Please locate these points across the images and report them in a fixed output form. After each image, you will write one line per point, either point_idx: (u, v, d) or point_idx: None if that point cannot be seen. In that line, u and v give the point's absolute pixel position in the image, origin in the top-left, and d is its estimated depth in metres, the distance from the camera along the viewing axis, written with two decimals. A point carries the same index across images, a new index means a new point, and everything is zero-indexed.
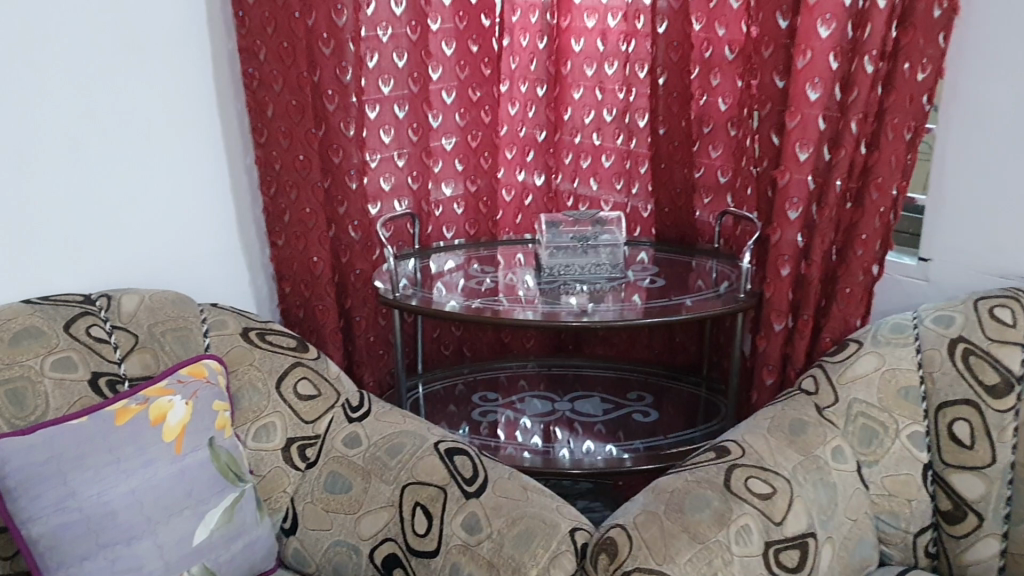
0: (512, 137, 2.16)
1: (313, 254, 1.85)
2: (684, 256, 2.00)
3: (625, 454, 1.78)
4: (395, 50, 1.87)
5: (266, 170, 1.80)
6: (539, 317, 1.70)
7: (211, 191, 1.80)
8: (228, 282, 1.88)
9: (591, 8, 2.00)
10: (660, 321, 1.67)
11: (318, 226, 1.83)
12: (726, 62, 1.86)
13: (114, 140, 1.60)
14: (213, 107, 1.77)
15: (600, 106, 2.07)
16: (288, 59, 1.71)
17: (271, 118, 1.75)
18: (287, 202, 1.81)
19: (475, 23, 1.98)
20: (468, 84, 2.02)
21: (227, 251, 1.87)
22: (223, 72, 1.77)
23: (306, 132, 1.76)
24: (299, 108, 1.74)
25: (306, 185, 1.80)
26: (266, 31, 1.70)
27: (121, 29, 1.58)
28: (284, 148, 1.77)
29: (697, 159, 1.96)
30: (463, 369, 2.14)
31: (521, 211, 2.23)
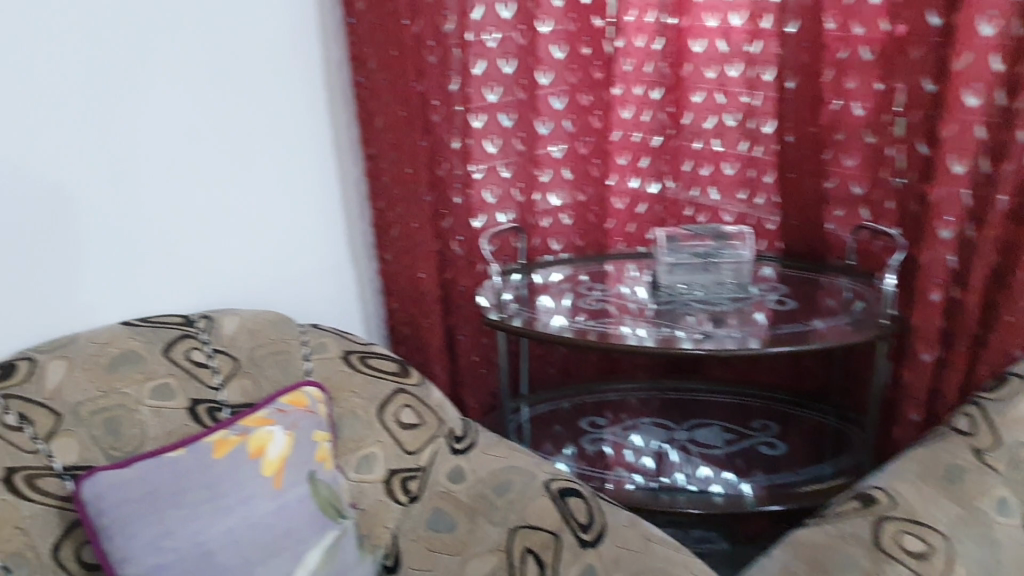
0: (624, 144, 2.01)
1: (420, 271, 1.77)
2: (812, 275, 1.86)
3: (745, 486, 1.66)
4: (503, 54, 1.67)
5: (375, 182, 1.76)
6: (655, 344, 1.56)
7: (317, 205, 1.73)
8: (337, 298, 1.82)
9: (713, 8, 1.85)
10: (791, 350, 1.52)
11: (427, 241, 1.74)
12: (863, 63, 1.69)
13: (220, 153, 1.55)
14: (322, 117, 1.71)
15: (721, 110, 1.91)
16: (397, 67, 1.66)
17: (381, 130, 1.71)
18: (394, 216, 1.76)
19: (587, 24, 1.87)
20: (580, 88, 1.92)
21: (333, 267, 1.80)
22: (333, 82, 1.71)
23: (415, 144, 1.69)
24: (408, 120, 1.68)
25: (412, 201, 1.73)
26: (375, 39, 1.66)
27: (228, 39, 1.53)
28: (392, 161, 1.72)
29: (829, 169, 1.79)
30: (570, 390, 2.03)
31: (633, 219, 2.08)
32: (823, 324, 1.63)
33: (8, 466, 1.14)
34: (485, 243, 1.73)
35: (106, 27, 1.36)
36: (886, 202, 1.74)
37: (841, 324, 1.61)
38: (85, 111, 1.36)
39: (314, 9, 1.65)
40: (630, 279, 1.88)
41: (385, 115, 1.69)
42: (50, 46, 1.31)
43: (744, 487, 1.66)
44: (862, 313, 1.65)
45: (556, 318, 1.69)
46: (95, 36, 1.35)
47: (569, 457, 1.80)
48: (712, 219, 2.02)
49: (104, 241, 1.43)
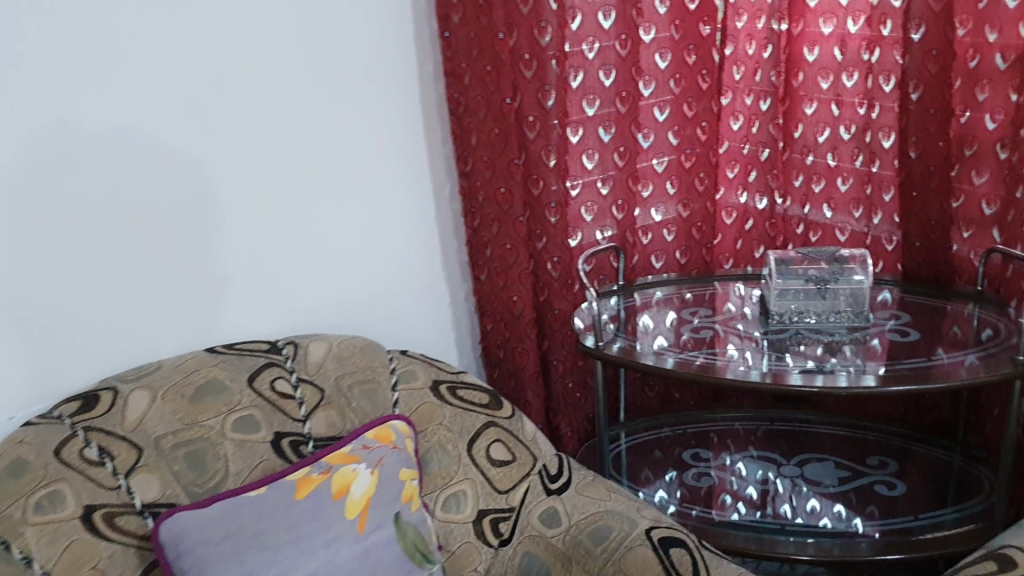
0: (733, 155, 1.92)
1: (514, 293, 1.65)
2: (942, 305, 1.69)
3: (858, 520, 1.56)
4: (603, 66, 1.66)
5: (470, 202, 1.65)
6: (765, 380, 1.44)
7: (413, 223, 1.67)
8: (431, 321, 1.74)
9: (829, 12, 1.73)
10: (915, 390, 1.39)
11: (520, 262, 1.64)
12: (998, 72, 1.56)
13: (309, 173, 1.50)
14: (418, 133, 1.63)
15: (836, 122, 1.78)
16: (492, 82, 1.55)
17: (476, 147, 1.61)
18: (489, 235, 1.64)
19: (693, 32, 1.77)
20: (684, 98, 1.82)
21: (428, 288, 1.72)
22: (428, 96, 1.63)
23: (510, 162, 1.59)
24: (502, 137, 1.58)
25: (508, 219, 1.62)
26: (471, 52, 1.55)
27: (319, 55, 1.47)
28: (487, 179, 1.61)
29: (956, 186, 1.67)
30: (666, 423, 1.93)
31: (742, 235, 1.98)
32: (956, 358, 1.48)
33: (88, 503, 1.12)
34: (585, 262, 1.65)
35: (196, 48, 1.33)
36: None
37: (974, 359, 1.46)
38: (173, 134, 1.33)
39: (409, 22, 1.58)
40: (736, 301, 1.78)
41: (478, 132, 1.59)
42: (140, 69, 1.28)
43: (857, 522, 1.56)
44: (989, 344, 1.53)
45: (657, 337, 1.63)
46: (185, 58, 1.33)
47: (668, 484, 1.73)
48: (827, 236, 1.87)
49: (194, 265, 1.39)
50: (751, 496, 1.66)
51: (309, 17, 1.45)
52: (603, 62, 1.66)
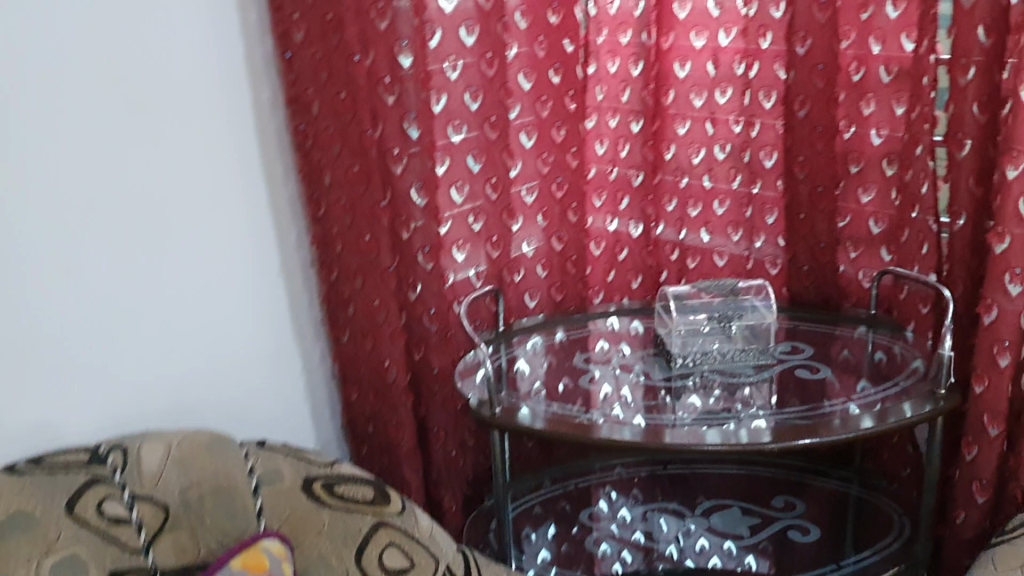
0: (601, 182, 1.76)
1: (385, 356, 1.41)
2: (833, 334, 1.59)
3: (749, 557, 1.51)
4: (467, 89, 1.47)
5: (325, 249, 1.43)
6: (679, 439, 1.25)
7: (255, 282, 1.40)
8: (283, 393, 1.48)
9: (700, 25, 1.59)
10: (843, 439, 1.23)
11: (390, 321, 1.40)
12: (881, 86, 1.47)
13: (124, 229, 1.21)
14: (256, 173, 1.37)
15: (710, 142, 1.66)
16: (347, 112, 1.33)
17: (330, 187, 1.38)
18: (352, 289, 1.41)
19: (557, 49, 1.62)
20: (552, 121, 1.65)
21: (277, 354, 1.46)
22: (265, 130, 1.37)
23: (373, 204, 1.36)
24: (364, 175, 1.35)
25: (375, 271, 1.38)
26: (319, 77, 1.33)
27: (133, 82, 1.19)
28: (347, 225, 1.38)
29: (842, 206, 1.58)
30: (544, 483, 1.74)
31: (614, 266, 1.81)
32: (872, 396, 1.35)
33: None
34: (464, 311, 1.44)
35: None
36: (920, 244, 1.49)
37: (892, 395, 1.35)
38: None
39: (239, 42, 1.32)
40: (609, 337, 1.65)
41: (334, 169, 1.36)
42: None
43: (749, 559, 1.50)
44: (884, 369, 1.45)
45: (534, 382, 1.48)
46: None
47: (549, 539, 1.59)
48: (705, 261, 1.74)
49: None
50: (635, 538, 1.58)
51: (118, 37, 1.17)
52: (469, 84, 1.47)
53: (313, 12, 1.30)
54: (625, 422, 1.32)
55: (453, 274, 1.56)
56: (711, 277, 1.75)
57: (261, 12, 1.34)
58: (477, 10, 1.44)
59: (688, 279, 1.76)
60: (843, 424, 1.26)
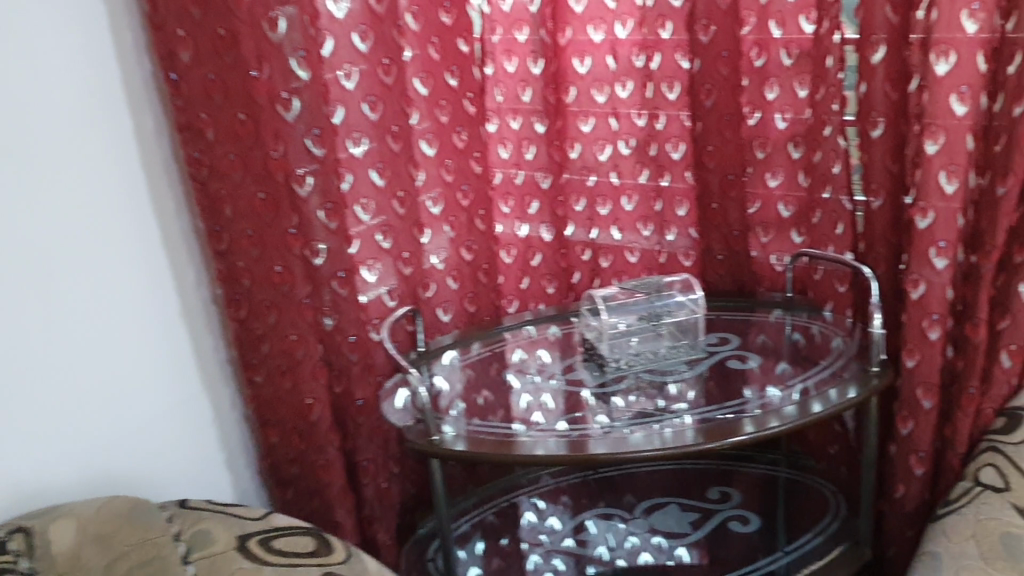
0: (507, 187, 1.72)
1: (307, 393, 1.32)
2: (751, 320, 1.58)
3: (680, 549, 1.49)
4: (366, 99, 1.39)
5: (233, 285, 1.30)
6: (627, 447, 1.20)
7: (155, 325, 1.27)
8: (195, 444, 1.35)
9: (597, 18, 1.57)
10: (788, 427, 1.21)
11: (311, 356, 1.30)
12: (784, 69, 1.47)
13: (17, 286, 1.07)
14: (147, 209, 1.25)
15: (615, 138, 1.65)
16: (249, 136, 1.21)
17: (233, 218, 1.26)
18: (265, 326, 1.30)
19: (451, 51, 1.55)
20: (454, 125, 1.59)
21: (184, 402, 1.33)
22: (150, 158, 1.25)
23: (283, 233, 1.25)
24: (272, 203, 1.24)
25: (290, 304, 1.28)
26: (213, 100, 1.21)
27: (9, 114, 1.05)
28: (255, 258, 1.27)
29: (751, 192, 1.57)
30: (469, 506, 1.65)
31: (527, 272, 1.76)
32: (805, 388, 1.32)
33: None
34: (385, 334, 1.36)
35: None
36: (834, 224, 1.49)
37: (830, 382, 1.32)
38: None
39: (117, 65, 1.20)
40: (526, 341, 1.61)
41: (235, 200, 1.24)
42: None
43: (680, 551, 1.48)
44: (805, 352, 1.45)
45: (456, 402, 1.42)
46: None
47: (479, 557, 1.53)
48: (618, 258, 1.73)
49: None
50: (567, 545, 1.54)
51: None
52: (367, 93, 1.39)
53: (202, 28, 1.18)
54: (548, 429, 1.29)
55: (365, 296, 1.49)
56: (625, 273, 1.74)
57: (134, 29, 1.22)
58: (369, 13, 1.36)
59: (602, 278, 1.76)
60: (777, 419, 1.23)
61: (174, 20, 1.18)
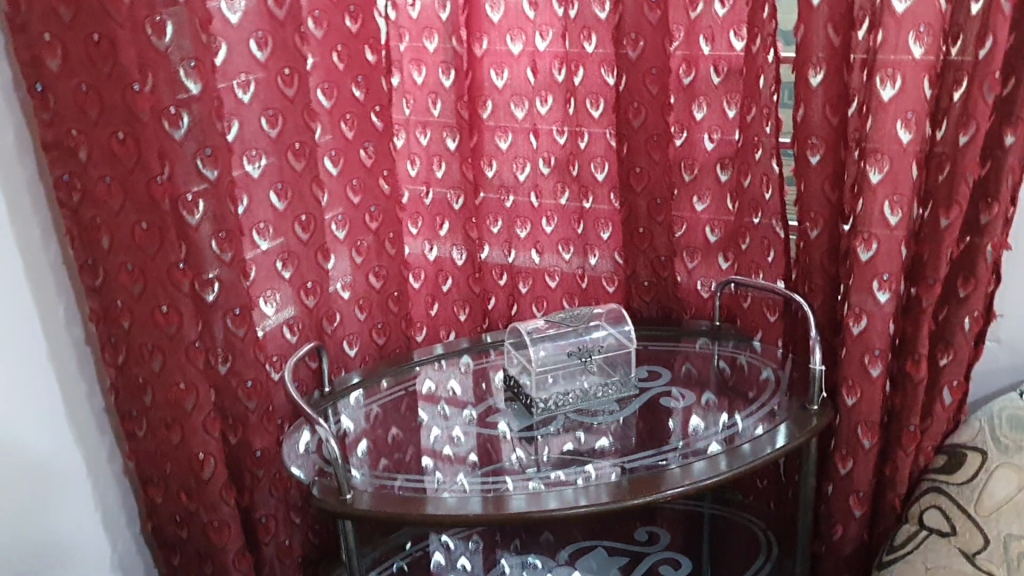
0: (416, 207, 1.60)
1: (197, 448, 1.16)
2: (675, 350, 1.49)
3: None
4: (264, 113, 1.26)
5: (111, 326, 1.14)
6: (547, 505, 1.10)
7: (23, 374, 1.11)
8: (66, 507, 1.19)
9: (515, 28, 1.47)
10: (720, 478, 1.13)
11: (201, 407, 1.15)
12: (713, 87, 1.40)
13: None
14: (5, 239, 1.07)
15: (534, 156, 1.54)
16: (127, 157, 1.05)
17: (110, 250, 1.10)
18: (146, 372, 1.14)
19: (357, 61, 1.42)
20: (359, 141, 1.46)
21: (55, 459, 1.16)
22: (15, 182, 1.08)
23: (169, 267, 1.09)
24: (156, 234, 1.08)
25: (177, 348, 1.12)
26: (87, 116, 1.04)
27: None
28: (137, 295, 1.11)
29: (676, 215, 1.50)
30: (379, 556, 1.52)
31: (437, 298, 1.65)
32: (728, 423, 1.27)
33: None
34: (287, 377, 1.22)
35: None
36: (765, 251, 1.43)
37: (756, 418, 1.27)
38: None
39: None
40: (435, 379, 1.50)
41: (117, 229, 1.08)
42: None
43: None
44: (732, 383, 1.39)
45: (359, 441, 1.31)
46: None
47: None
48: (538, 283, 1.63)
49: None
50: None
51: None
52: (263, 107, 1.25)
53: (72, 33, 1.01)
54: (458, 461, 1.24)
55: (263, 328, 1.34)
56: (544, 298, 1.64)
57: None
58: (267, 18, 1.23)
59: (520, 304, 1.65)
60: (707, 469, 1.14)
61: (39, 20, 1.01)
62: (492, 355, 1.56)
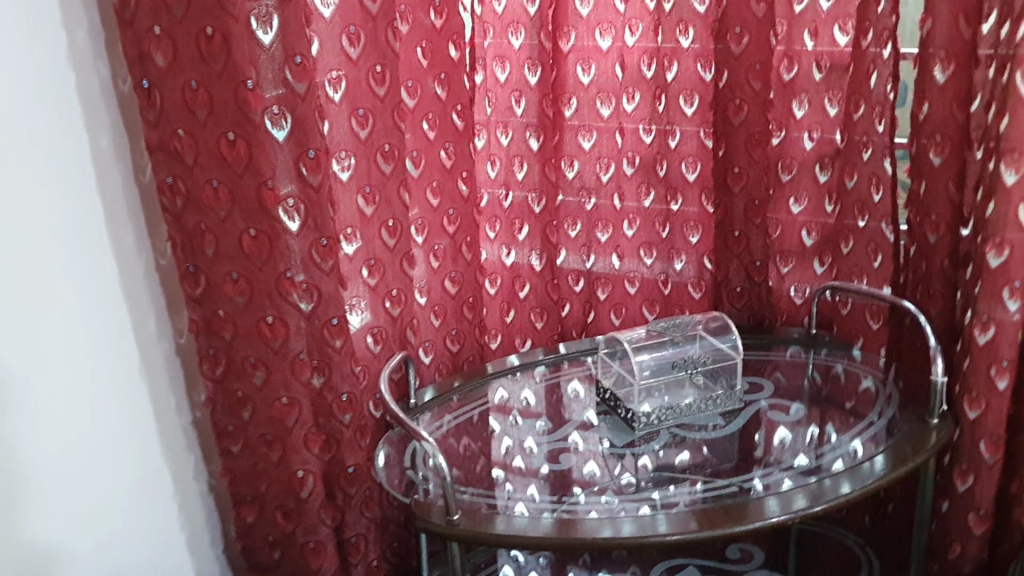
0: (494, 211, 1.52)
1: (298, 465, 1.13)
2: (766, 357, 1.43)
3: None
4: (354, 114, 1.21)
5: (211, 337, 1.08)
6: (627, 530, 1.03)
7: (135, 381, 1.09)
8: (165, 524, 1.14)
9: (607, 22, 1.40)
10: (815, 506, 1.05)
11: (303, 422, 1.12)
12: (814, 84, 1.33)
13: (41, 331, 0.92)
14: (109, 246, 1.05)
15: (619, 156, 1.48)
16: (237, 159, 1.00)
17: (214, 260, 1.04)
18: (247, 387, 1.10)
19: (440, 57, 1.35)
20: (440, 141, 1.40)
21: (158, 472, 1.13)
22: (112, 188, 1.06)
23: (278, 277, 1.05)
24: (265, 241, 1.03)
25: (281, 362, 1.08)
26: (196, 116, 0.98)
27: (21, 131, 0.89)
28: (241, 308, 1.06)
29: (772, 218, 1.43)
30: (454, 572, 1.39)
31: (513, 303, 1.57)
32: (818, 436, 1.22)
33: None
34: (395, 398, 1.15)
35: None
36: (872, 255, 1.37)
37: (858, 434, 1.21)
38: None
39: (71, 72, 0.98)
40: (509, 392, 1.43)
41: (224, 237, 1.03)
42: None
43: None
44: (826, 391, 1.33)
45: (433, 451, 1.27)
46: None
47: None
48: (617, 289, 1.55)
49: None
50: None
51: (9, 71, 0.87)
52: (352, 108, 1.21)
53: (183, 28, 0.95)
54: (530, 473, 1.20)
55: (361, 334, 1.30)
56: (623, 305, 1.57)
57: (88, 28, 1.01)
58: (361, 13, 1.18)
59: (597, 310, 1.58)
60: (805, 499, 1.07)
61: (149, 13, 0.95)
62: (573, 365, 1.50)
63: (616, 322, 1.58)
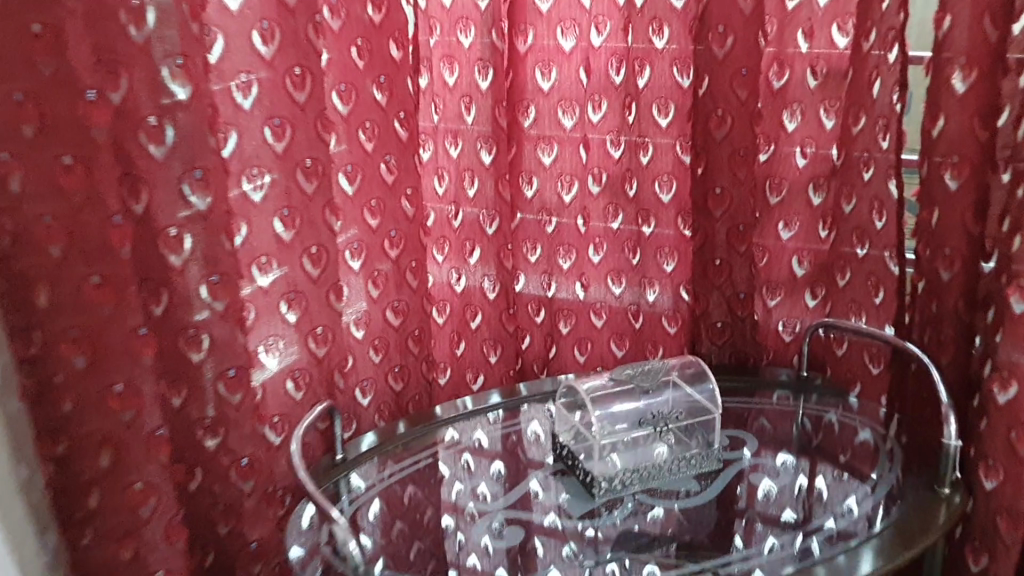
0: (442, 231, 1.35)
1: (158, 566, 0.89)
2: (750, 405, 1.24)
3: None
4: (267, 120, 1.02)
5: (45, 409, 0.83)
6: None
7: None
8: None
9: (569, 20, 1.22)
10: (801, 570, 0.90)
11: (162, 512, 0.88)
12: (808, 92, 1.17)
13: None
14: None
15: (584, 172, 1.29)
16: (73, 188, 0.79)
17: (50, 313, 0.80)
18: (92, 472, 0.84)
19: (380, 57, 1.18)
20: (380, 153, 1.22)
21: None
22: None
23: (128, 335, 0.84)
24: (111, 291, 0.83)
25: (134, 439, 0.86)
26: (20, 131, 0.76)
27: None
28: (85, 370, 0.83)
29: (758, 245, 1.25)
30: None
31: (463, 335, 1.40)
32: (807, 490, 1.07)
33: None
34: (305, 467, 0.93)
35: None
36: (874, 290, 1.19)
37: (853, 492, 1.05)
38: None
39: None
40: (453, 443, 1.23)
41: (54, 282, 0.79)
42: None
43: None
44: (818, 440, 1.17)
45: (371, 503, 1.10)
46: None
47: None
48: (581, 322, 1.37)
49: None
50: None
51: None
52: (268, 115, 1.02)
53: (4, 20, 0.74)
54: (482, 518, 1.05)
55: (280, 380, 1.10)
56: (588, 340, 1.38)
57: None
58: (276, 5, 0.99)
59: (560, 345, 1.39)
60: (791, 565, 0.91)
61: None
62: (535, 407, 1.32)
63: (581, 359, 1.39)
